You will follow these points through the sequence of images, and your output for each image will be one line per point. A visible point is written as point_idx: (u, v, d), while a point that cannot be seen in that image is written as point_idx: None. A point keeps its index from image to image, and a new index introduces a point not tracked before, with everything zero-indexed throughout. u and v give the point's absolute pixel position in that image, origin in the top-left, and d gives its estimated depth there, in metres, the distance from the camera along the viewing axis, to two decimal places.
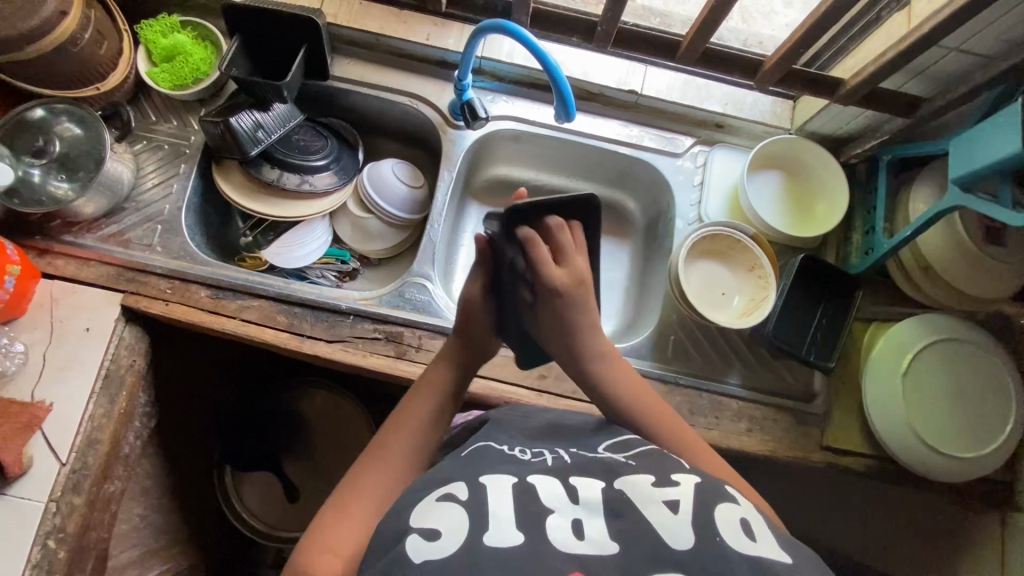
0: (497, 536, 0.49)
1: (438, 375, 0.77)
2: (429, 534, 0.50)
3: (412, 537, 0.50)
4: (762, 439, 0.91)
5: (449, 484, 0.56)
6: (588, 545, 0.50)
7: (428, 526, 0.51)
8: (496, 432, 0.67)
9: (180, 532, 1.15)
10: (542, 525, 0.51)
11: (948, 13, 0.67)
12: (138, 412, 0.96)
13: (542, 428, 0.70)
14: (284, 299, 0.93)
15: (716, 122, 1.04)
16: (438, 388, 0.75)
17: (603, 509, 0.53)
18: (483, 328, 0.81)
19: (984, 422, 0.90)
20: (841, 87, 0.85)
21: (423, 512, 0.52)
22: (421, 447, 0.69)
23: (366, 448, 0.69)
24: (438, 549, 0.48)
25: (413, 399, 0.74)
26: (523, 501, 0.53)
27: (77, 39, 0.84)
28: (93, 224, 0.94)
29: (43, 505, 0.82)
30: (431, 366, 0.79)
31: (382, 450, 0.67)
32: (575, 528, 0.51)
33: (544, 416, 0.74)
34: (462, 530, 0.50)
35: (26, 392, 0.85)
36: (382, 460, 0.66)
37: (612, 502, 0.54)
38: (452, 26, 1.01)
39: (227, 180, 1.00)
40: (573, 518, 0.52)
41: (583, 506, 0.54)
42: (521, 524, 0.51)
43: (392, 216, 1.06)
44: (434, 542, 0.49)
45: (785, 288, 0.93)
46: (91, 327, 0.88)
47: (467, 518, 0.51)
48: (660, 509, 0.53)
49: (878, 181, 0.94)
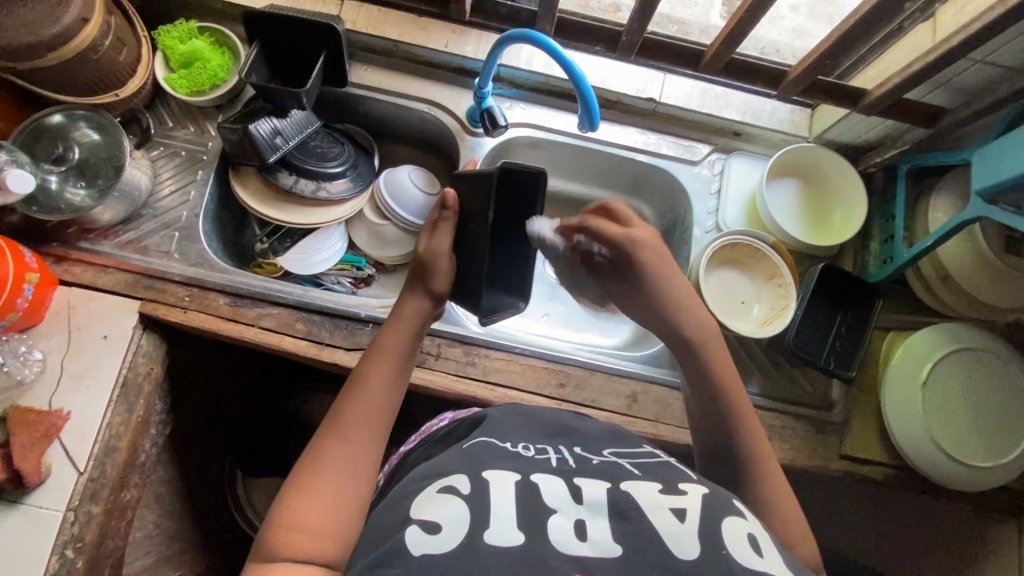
0: (497, 533, 0.49)
1: (395, 337, 0.72)
2: (431, 527, 0.50)
3: (412, 527, 0.50)
4: (781, 448, 0.91)
5: (450, 476, 0.56)
6: (589, 547, 0.49)
7: (428, 519, 0.51)
8: (501, 431, 0.67)
9: (192, 539, 1.14)
10: (542, 524, 0.50)
11: (976, 27, 0.68)
12: (154, 420, 0.96)
13: (544, 428, 0.70)
14: (303, 306, 0.92)
15: (733, 130, 1.03)
16: (393, 349, 0.71)
17: (606, 510, 0.52)
18: (442, 280, 0.76)
19: (1006, 434, 0.90)
20: (865, 97, 0.85)
21: (422, 503, 0.53)
22: (381, 417, 0.66)
23: (323, 419, 0.65)
24: (436, 541, 0.49)
25: (371, 366, 0.69)
26: (526, 500, 0.53)
27: (97, 47, 0.84)
28: (110, 231, 0.93)
29: (62, 514, 0.81)
30: (385, 324, 0.74)
31: (339, 423, 0.64)
32: (577, 528, 0.51)
33: (549, 417, 0.74)
34: (463, 522, 0.50)
35: (43, 401, 0.84)
36: (339, 433, 0.63)
37: (618, 503, 0.53)
38: (470, 33, 1.01)
39: (245, 186, 1.00)
40: (576, 518, 0.52)
41: (585, 506, 0.53)
42: (522, 522, 0.50)
43: (408, 223, 1.05)
44: (434, 535, 0.49)
45: (805, 297, 0.93)
46: (108, 335, 0.88)
47: (468, 511, 0.51)
48: (665, 516, 0.52)
49: (898, 190, 0.94)
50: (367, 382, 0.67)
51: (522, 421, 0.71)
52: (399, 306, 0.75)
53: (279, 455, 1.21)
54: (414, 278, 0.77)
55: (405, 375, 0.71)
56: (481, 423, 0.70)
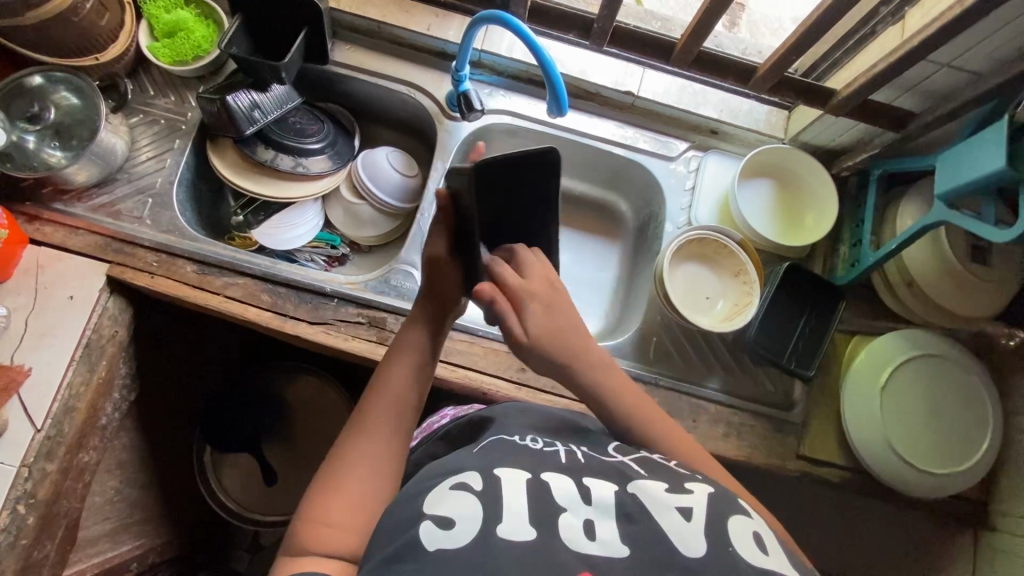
0: (510, 528, 0.49)
1: (412, 338, 0.72)
2: (444, 522, 0.50)
3: (426, 523, 0.50)
4: (738, 445, 0.91)
5: (463, 473, 0.56)
6: (599, 546, 0.50)
7: (442, 514, 0.51)
8: (509, 428, 0.68)
9: (155, 509, 1.15)
10: (552, 521, 0.51)
11: (938, 28, 0.68)
12: (118, 382, 0.96)
13: (553, 426, 0.72)
14: (269, 278, 0.93)
15: (710, 128, 1.04)
16: (412, 348, 0.71)
17: (615, 513, 0.53)
18: (453, 286, 0.76)
19: (960, 434, 0.90)
20: (833, 97, 0.85)
21: (436, 498, 0.53)
22: (404, 414, 0.66)
23: (349, 419, 0.65)
24: (450, 538, 0.49)
25: (391, 366, 0.70)
26: (537, 496, 0.53)
27: (78, 9, 0.84)
28: (84, 193, 0.94)
29: (15, 470, 0.82)
30: (402, 334, 0.73)
31: (366, 417, 0.64)
32: (586, 527, 0.51)
33: (536, 412, 0.76)
34: (476, 518, 0.50)
35: (6, 356, 0.85)
36: (367, 428, 0.63)
37: (625, 505, 0.54)
38: (453, 18, 1.02)
39: (222, 159, 1.00)
40: (586, 517, 0.52)
41: (595, 507, 0.53)
42: (534, 520, 0.51)
43: (384, 204, 1.06)
44: (448, 531, 0.49)
45: (768, 296, 0.93)
46: (75, 295, 0.89)
47: (478, 508, 0.51)
48: (672, 514, 0.53)
49: (869, 195, 0.94)
50: (389, 387, 0.67)
51: (528, 419, 0.73)
52: (418, 310, 0.75)
53: (238, 431, 1.21)
54: (427, 288, 0.76)
55: (430, 372, 0.72)
56: (490, 425, 0.71)
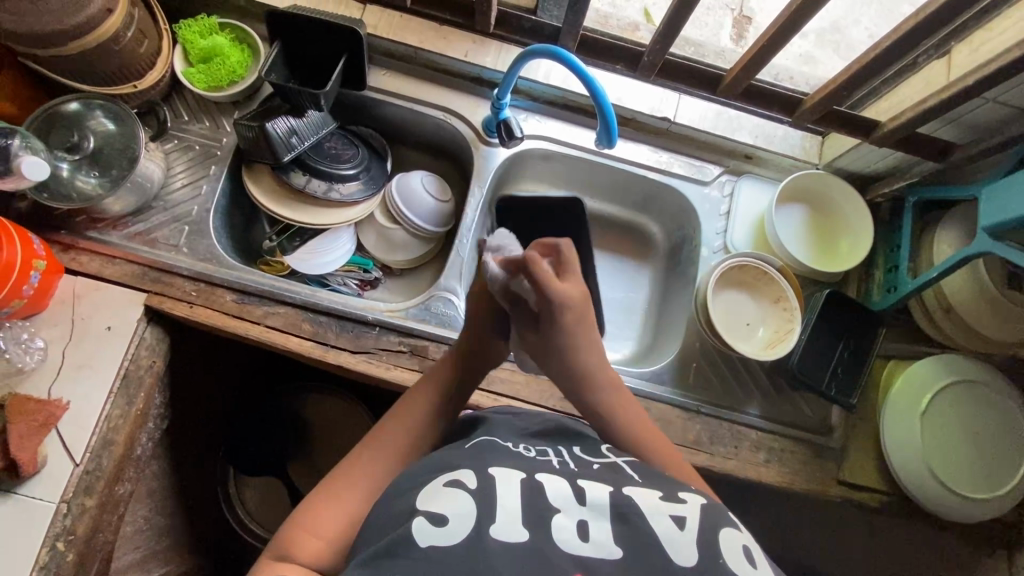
0: (501, 528, 0.48)
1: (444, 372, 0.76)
2: (436, 518, 0.48)
3: (418, 519, 0.49)
4: (779, 471, 0.91)
5: (456, 471, 0.56)
6: (592, 547, 0.48)
7: (434, 511, 0.49)
8: (501, 431, 0.67)
9: (182, 536, 1.13)
10: (545, 521, 0.49)
11: (995, 68, 0.69)
12: (152, 413, 0.94)
13: (544, 430, 0.70)
14: (311, 307, 0.92)
15: (745, 153, 1.04)
16: (426, 404, 0.72)
17: (608, 513, 0.51)
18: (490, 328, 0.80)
19: (998, 457, 0.91)
20: (878, 129, 0.87)
21: (427, 496, 0.52)
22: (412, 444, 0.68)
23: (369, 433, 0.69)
24: (443, 534, 0.47)
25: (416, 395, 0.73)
26: (531, 497, 0.52)
27: (119, 37, 0.83)
28: (119, 221, 0.93)
29: (54, 507, 0.80)
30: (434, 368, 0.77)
31: (382, 439, 0.67)
32: (580, 529, 0.49)
33: (547, 419, 0.75)
34: (469, 515, 0.49)
35: (42, 390, 0.83)
36: (383, 443, 0.67)
37: (619, 507, 0.52)
38: (491, 44, 1.02)
39: (258, 185, 1.00)
40: (578, 519, 0.50)
41: (588, 508, 0.52)
42: (527, 519, 0.49)
43: (418, 228, 1.05)
44: (441, 527, 0.48)
45: (810, 325, 0.94)
46: (113, 326, 0.87)
47: (473, 505, 0.50)
48: (664, 521, 0.51)
49: (903, 221, 0.96)
50: (409, 414, 0.70)
51: (521, 425, 0.71)
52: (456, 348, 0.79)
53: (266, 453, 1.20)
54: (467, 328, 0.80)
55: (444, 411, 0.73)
56: (482, 425, 0.71)
